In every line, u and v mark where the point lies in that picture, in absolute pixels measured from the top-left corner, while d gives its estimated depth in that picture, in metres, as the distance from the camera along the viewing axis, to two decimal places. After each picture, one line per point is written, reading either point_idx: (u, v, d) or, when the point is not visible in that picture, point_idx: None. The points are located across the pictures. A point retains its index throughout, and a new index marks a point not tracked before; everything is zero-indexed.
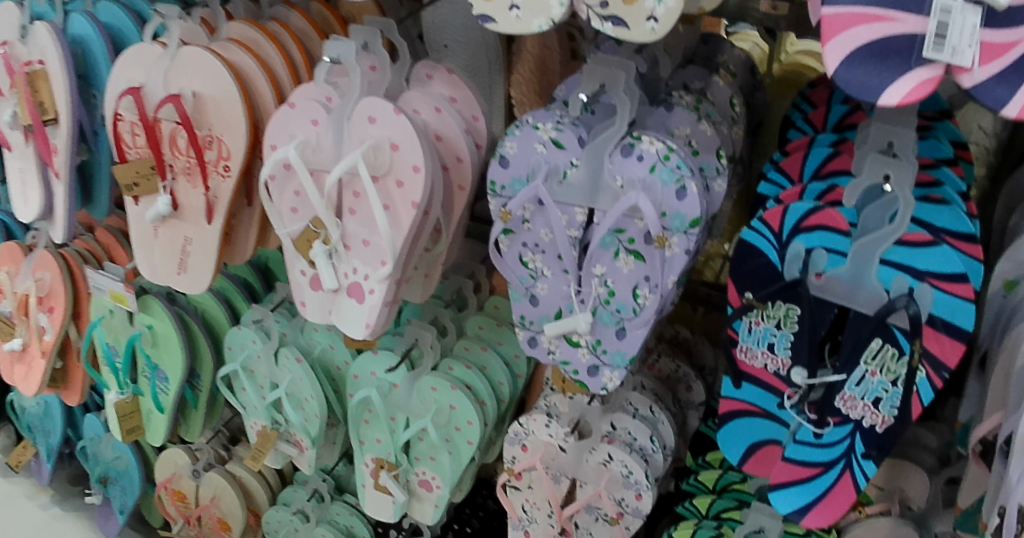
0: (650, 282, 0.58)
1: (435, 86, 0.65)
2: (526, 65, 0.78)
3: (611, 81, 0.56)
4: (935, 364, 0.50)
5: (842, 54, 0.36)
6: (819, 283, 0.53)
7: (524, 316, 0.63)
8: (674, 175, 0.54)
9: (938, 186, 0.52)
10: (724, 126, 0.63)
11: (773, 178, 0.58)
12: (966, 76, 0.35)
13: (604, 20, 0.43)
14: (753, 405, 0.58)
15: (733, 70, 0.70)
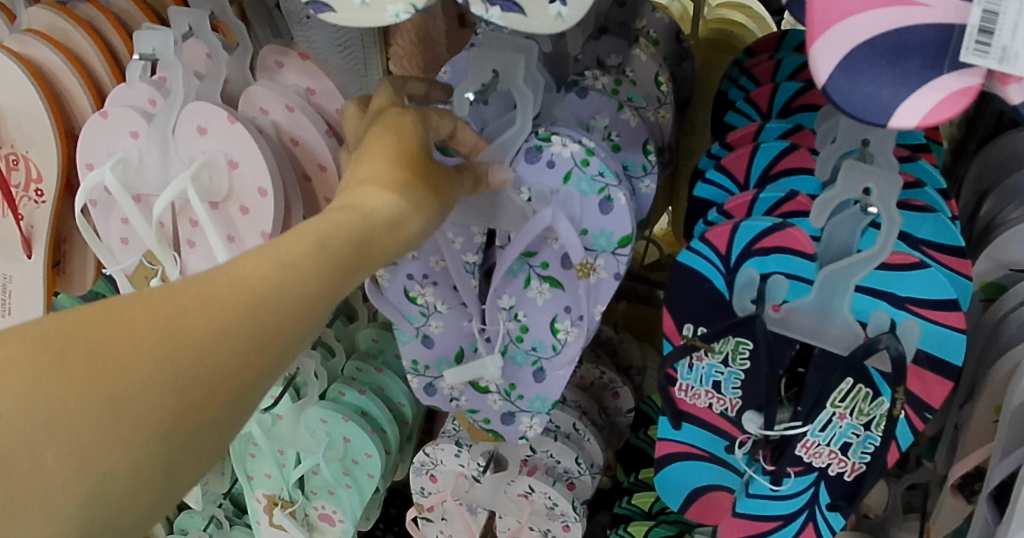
0: (574, 313, 0.48)
1: (288, 77, 0.51)
2: (406, 37, 0.64)
3: (507, 67, 0.44)
4: (916, 405, 0.44)
5: (845, 51, 0.28)
6: (777, 316, 0.44)
7: (418, 363, 0.52)
8: (596, 185, 0.44)
9: (920, 188, 0.45)
10: (649, 113, 0.51)
11: (714, 179, 0.49)
12: (1016, 87, 0.27)
13: (489, 3, 0.30)
14: (697, 449, 0.50)
15: (655, 36, 0.59)
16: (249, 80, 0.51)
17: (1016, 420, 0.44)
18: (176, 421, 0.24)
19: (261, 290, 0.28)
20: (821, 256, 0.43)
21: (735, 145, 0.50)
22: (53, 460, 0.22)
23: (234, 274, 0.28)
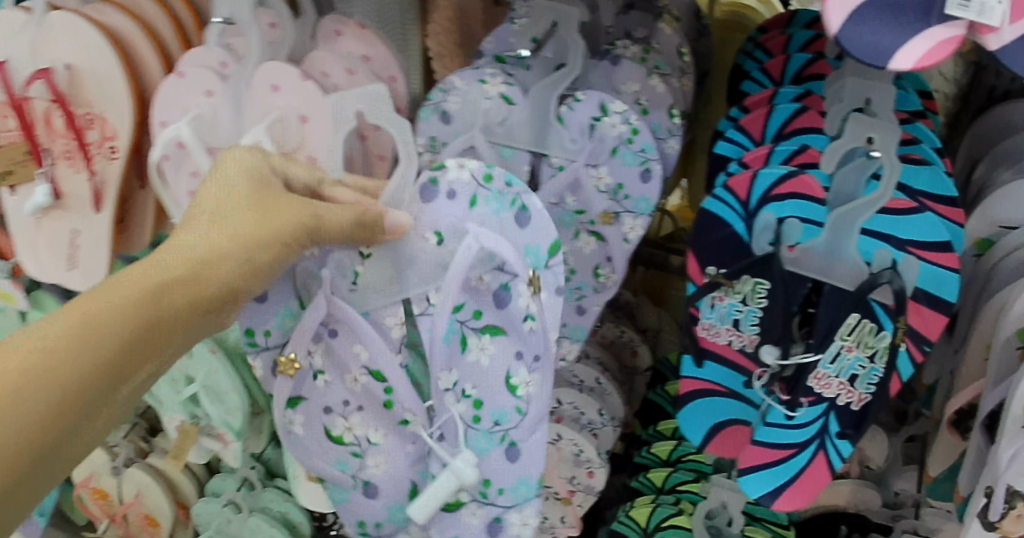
0: (524, 360, 0.50)
1: (345, 44, 0.55)
2: (444, 12, 0.67)
3: (561, 18, 0.54)
4: (915, 338, 0.50)
5: (852, 9, 0.34)
6: (792, 256, 0.51)
7: (380, 523, 0.57)
8: (508, 198, 0.49)
9: (917, 144, 0.50)
10: (674, 80, 0.57)
11: (733, 138, 0.55)
12: (993, 36, 0.33)
13: None
14: (718, 386, 0.56)
15: (676, 14, 0.63)
16: (309, 46, 0.57)
17: (1005, 354, 0.49)
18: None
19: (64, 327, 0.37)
20: (830, 202, 0.50)
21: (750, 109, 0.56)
22: None
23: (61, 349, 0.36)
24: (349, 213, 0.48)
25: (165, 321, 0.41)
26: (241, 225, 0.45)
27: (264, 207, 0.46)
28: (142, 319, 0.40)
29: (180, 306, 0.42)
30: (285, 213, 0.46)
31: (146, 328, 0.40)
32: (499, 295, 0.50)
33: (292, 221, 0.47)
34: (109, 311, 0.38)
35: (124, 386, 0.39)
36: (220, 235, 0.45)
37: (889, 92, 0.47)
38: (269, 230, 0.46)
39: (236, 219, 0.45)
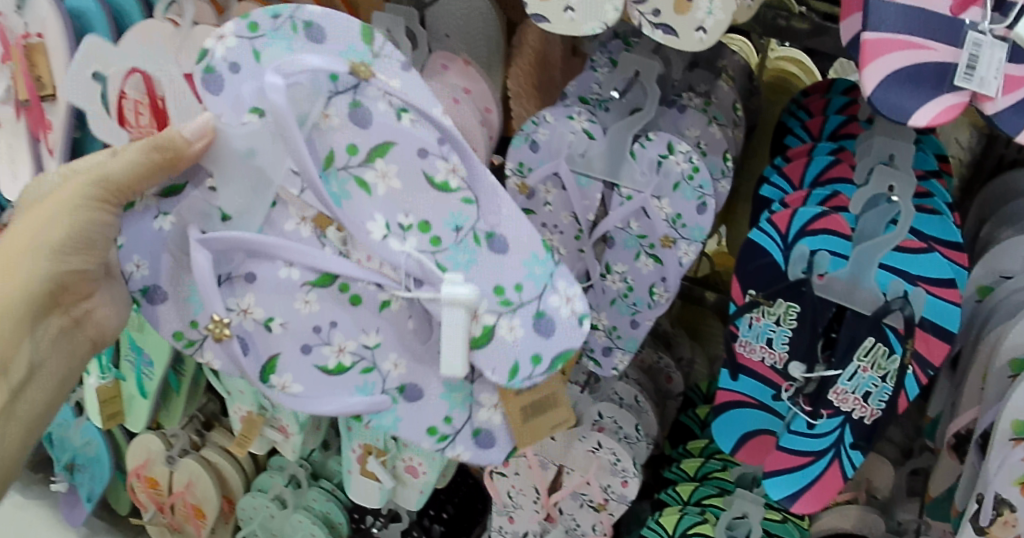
0: (433, 149, 0.58)
1: (450, 76, 0.72)
2: (526, 58, 0.79)
3: (645, 69, 0.75)
4: (921, 362, 0.58)
5: (883, 77, 0.49)
6: (821, 283, 0.61)
7: (448, 416, 0.62)
8: (286, 28, 0.54)
9: (930, 198, 0.61)
10: (729, 125, 0.79)
11: (778, 182, 0.68)
12: (988, 103, 0.48)
13: (657, 27, 0.62)
14: (749, 397, 0.64)
15: (733, 71, 0.84)
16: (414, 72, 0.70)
17: (998, 381, 0.56)
18: None
19: None
20: (855, 239, 0.60)
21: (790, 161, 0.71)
22: None
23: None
24: (131, 167, 0.54)
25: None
26: (25, 240, 0.55)
27: (30, 208, 0.56)
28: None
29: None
30: (64, 214, 0.55)
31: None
32: (356, 115, 0.57)
33: (75, 222, 0.55)
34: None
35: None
36: (0, 258, 0.55)
37: (908, 151, 0.62)
38: (70, 224, 0.55)
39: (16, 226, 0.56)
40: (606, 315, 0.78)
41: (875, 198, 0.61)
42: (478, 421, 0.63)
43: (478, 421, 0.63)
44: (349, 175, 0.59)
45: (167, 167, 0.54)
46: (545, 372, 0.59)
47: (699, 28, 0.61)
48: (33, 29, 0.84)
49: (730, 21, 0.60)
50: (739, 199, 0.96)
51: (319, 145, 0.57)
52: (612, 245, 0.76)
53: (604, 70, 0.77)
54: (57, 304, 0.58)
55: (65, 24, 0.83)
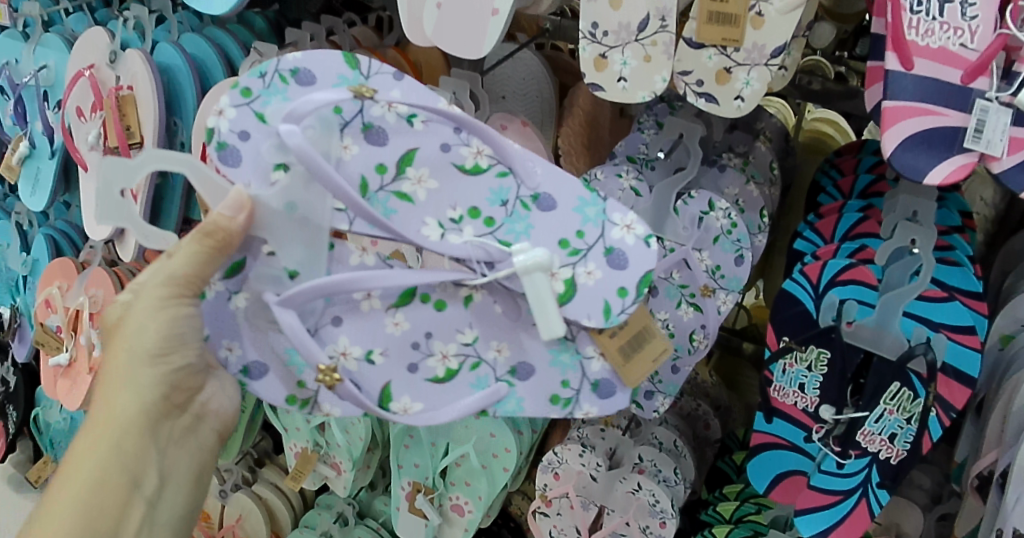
0: (454, 140, 0.65)
1: (508, 135, 0.82)
2: (577, 119, 0.93)
3: (689, 133, 0.89)
4: (944, 405, 0.70)
5: (897, 142, 0.69)
6: (850, 330, 0.74)
7: (563, 380, 0.67)
8: (276, 81, 0.61)
9: (951, 251, 0.74)
10: (764, 186, 0.91)
11: (812, 235, 0.82)
12: (994, 162, 0.68)
13: (702, 96, 0.79)
14: (785, 441, 0.77)
15: (770, 134, 0.97)
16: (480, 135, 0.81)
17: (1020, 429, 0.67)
18: None
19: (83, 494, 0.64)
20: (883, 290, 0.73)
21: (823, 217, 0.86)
22: None
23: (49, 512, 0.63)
24: (193, 258, 0.60)
25: (122, 453, 0.65)
26: (125, 350, 0.65)
27: (115, 333, 0.65)
28: (95, 479, 0.64)
29: (124, 437, 0.65)
30: (151, 321, 0.63)
31: (112, 463, 0.65)
32: (372, 137, 0.63)
33: (163, 321, 0.63)
34: (87, 461, 0.65)
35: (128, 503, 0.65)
36: (114, 373, 0.65)
37: (929, 209, 0.75)
38: (164, 325, 0.63)
39: (115, 349, 0.66)
40: None
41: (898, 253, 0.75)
42: (593, 374, 0.67)
43: (596, 372, 0.67)
44: (389, 192, 0.64)
45: (216, 251, 0.60)
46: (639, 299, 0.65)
47: (737, 97, 0.78)
48: (126, 83, 1.02)
49: (763, 91, 0.77)
50: (775, 251, 1.02)
51: (354, 171, 0.63)
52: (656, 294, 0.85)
53: (649, 133, 0.91)
54: (173, 406, 0.68)
55: (152, 77, 1.00)
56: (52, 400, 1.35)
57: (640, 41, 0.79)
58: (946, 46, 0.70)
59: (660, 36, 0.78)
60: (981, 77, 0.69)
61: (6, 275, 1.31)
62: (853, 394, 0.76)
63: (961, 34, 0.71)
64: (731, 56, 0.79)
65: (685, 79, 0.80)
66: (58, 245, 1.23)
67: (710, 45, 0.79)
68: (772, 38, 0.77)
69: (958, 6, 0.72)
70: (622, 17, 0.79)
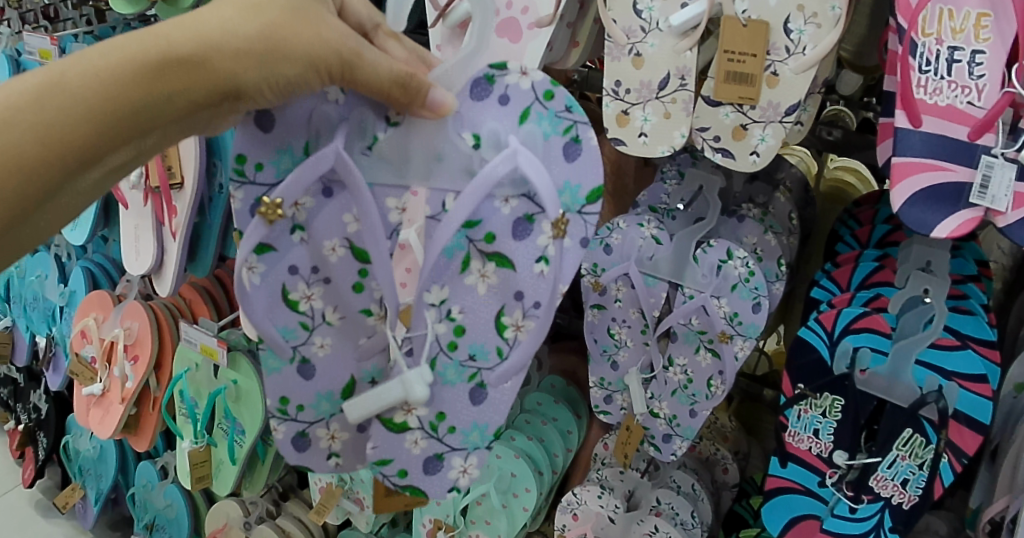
0: (524, 303, 0.63)
1: None
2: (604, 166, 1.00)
3: (708, 184, 0.93)
4: (955, 450, 0.78)
5: (903, 198, 0.73)
6: (864, 378, 0.83)
7: (302, 404, 0.66)
8: (564, 123, 0.60)
9: (965, 299, 0.82)
10: (783, 236, 0.94)
11: (827, 285, 0.92)
12: (1002, 217, 0.71)
13: (718, 151, 0.84)
14: (797, 483, 0.86)
15: (790, 184, 1.01)
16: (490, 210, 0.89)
17: None
18: (44, 186, 0.54)
19: (95, 112, 0.54)
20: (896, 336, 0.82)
21: (840, 265, 0.95)
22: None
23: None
24: (376, 81, 0.56)
25: (142, 119, 0.55)
26: (241, 31, 0.54)
27: (254, 13, 0.54)
28: (130, 109, 0.55)
29: (176, 94, 0.55)
30: (298, 47, 0.55)
31: (120, 124, 0.55)
32: (519, 226, 0.62)
33: (307, 59, 0.55)
34: (66, 98, 0.53)
35: (100, 164, 0.57)
36: (188, 37, 0.54)
37: (943, 258, 0.84)
38: (294, 72, 0.55)
39: (223, 12, 0.55)
40: (667, 403, 0.94)
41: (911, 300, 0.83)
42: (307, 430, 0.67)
43: (309, 432, 0.67)
44: (469, 248, 0.64)
45: (391, 102, 0.58)
46: (398, 486, 0.65)
47: (753, 153, 0.83)
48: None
49: (777, 147, 0.82)
50: (794, 299, 1.06)
51: (483, 211, 0.62)
52: (675, 339, 0.93)
53: (672, 183, 0.95)
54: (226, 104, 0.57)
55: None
56: (82, 429, 1.39)
57: (660, 98, 0.84)
58: (954, 104, 0.74)
59: (679, 94, 0.83)
60: (987, 133, 0.72)
61: (44, 306, 1.35)
62: (866, 440, 0.84)
63: (968, 92, 0.74)
64: (747, 114, 0.83)
65: (702, 134, 0.85)
66: (96, 279, 1.27)
67: (727, 103, 0.84)
68: (787, 97, 0.81)
69: (967, 65, 0.74)
70: (644, 75, 0.84)
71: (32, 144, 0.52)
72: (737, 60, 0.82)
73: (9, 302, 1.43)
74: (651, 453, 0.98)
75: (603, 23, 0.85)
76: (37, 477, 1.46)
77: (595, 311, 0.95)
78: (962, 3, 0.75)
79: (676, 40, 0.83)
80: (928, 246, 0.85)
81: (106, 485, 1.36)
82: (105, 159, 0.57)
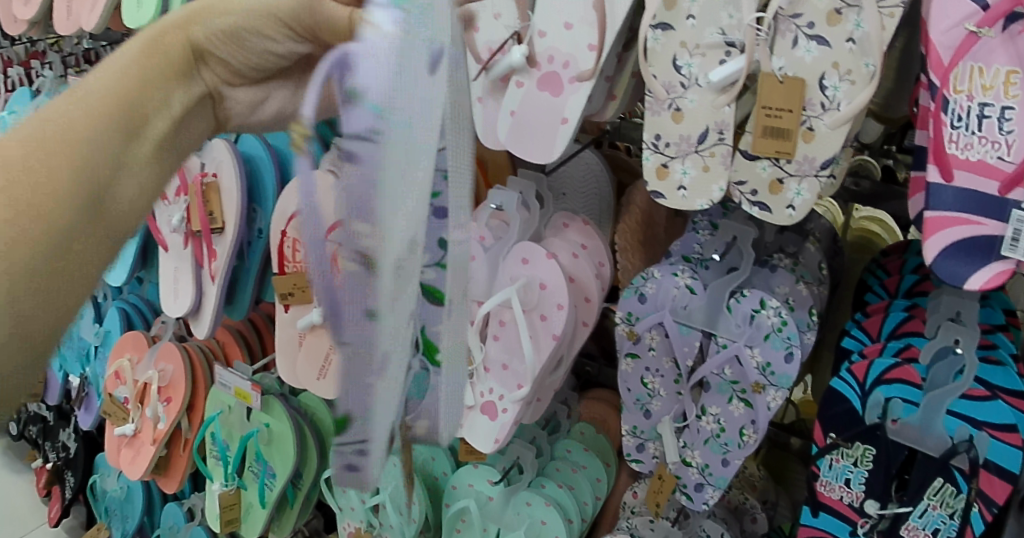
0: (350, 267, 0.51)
1: (570, 233, 0.95)
2: (633, 216, 0.99)
3: (742, 235, 0.94)
4: (986, 500, 0.77)
5: (935, 249, 0.74)
6: (895, 428, 0.83)
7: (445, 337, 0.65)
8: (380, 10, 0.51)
9: (994, 348, 0.83)
10: (815, 285, 0.95)
11: (858, 335, 0.93)
12: None
13: (755, 205, 0.85)
14: (828, 532, 0.86)
15: (819, 235, 1.02)
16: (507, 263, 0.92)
17: None
18: (107, 163, 0.57)
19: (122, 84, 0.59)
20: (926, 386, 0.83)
21: (870, 314, 0.95)
22: (57, 160, 0.54)
23: (52, 122, 0.55)
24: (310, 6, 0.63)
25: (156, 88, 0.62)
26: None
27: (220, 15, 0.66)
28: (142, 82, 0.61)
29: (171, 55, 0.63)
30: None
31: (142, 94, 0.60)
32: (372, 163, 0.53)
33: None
34: (89, 90, 0.58)
35: (146, 138, 0.61)
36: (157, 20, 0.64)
37: (972, 308, 0.84)
38: (250, 18, 0.65)
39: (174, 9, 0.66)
40: (700, 451, 0.93)
41: (939, 351, 0.84)
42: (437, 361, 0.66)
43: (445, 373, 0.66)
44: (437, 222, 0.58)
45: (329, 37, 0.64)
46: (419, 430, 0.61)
47: (789, 206, 0.84)
48: (210, 170, 1.02)
49: (813, 201, 0.83)
50: (823, 348, 1.06)
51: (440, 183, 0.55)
52: (709, 388, 0.92)
53: (705, 234, 0.96)
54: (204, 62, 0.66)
55: (238, 166, 1.00)
56: (109, 469, 1.38)
57: (699, 152, 0.85)
58: (985, 158, 0.75)
59: (718, 148, 0.84)
60: (1017, 187, 0.73)
61: (78, 345, 1.36)
62: (897, 489, 0.83)
63: (998, 147, 0.75)
64: (783, 167, 0.84)
65: (738, 187, 0.86)
66: (130, 318, 1.29)
67: (764, 157, 0.85)
68: (823, 151, 0.82)
69: (997, 120, 0.75)
70: (683, 129, 0.85)
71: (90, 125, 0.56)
72: (775, 115, 0.83)
73: None
74: (682, 502, 0.97)
75: (643, 79, 0.87)
76: (62, 517, 1.46)
77: (629, 361, 0.96)
78: (992, 60, 0.76)
79: (714, 96, 0.84)
80: (957, 297, 0.86)
81: (131, 526, 1.35)
82: (146, 137, 0.61)
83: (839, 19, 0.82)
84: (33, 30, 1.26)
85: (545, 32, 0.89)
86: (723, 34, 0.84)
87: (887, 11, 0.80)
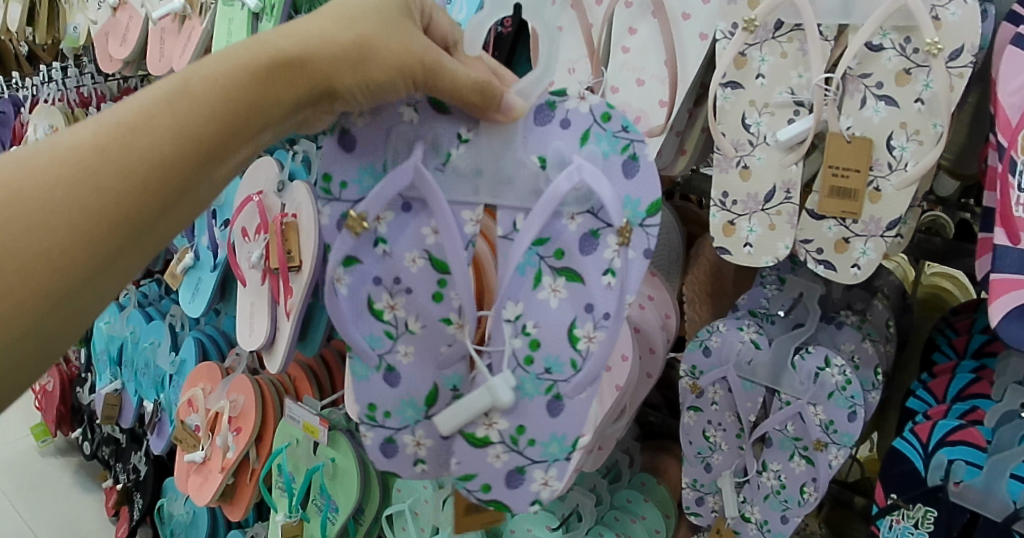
0: (595, 314, 0.67)
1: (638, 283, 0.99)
2: (702, 268, 1.03)
3: (808, 291, 0.94)
4: None
5: (1000, 311, 0.72)
6: (957, 490, 0.80)
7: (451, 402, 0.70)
8: (616, 142, 0.66)
9: None
10: (881, 343, 0.94)
11: (924, 395, 0.92)
12: None
13: (820, 264, 0.86)
14: None
15: (888, 291, 1.02)
16: None
17: None
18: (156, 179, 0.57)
19: (246, 105, 0.60)
20: (990, 448, 0.81)
21: (936, 375, 0.94)
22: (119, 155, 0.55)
23: (126, 142, 0.55)
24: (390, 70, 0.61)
25: (265, 105, 0.61)
26: (333, 40, 0.61)
27: (344, 27, 0.61)
28: (251, 100, 0.60)
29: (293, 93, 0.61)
30: (382, 55, 0.61)
31: (246, 89, 0.60)
32: (587, 242, 0.67)
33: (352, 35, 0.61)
34: (194, 103, 0.58)
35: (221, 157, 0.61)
36: (288, 42, 0.60)
37: None
38: (381, 75, 0.61)
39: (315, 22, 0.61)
40: (760, 507, 0.93)
41: (1003, 415, 0.82)
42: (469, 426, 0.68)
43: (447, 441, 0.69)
44: (540, 264, 0.68)
45: (471, 106, 0.63)
46: (483, 500, 0.69)
47: (854, 265, 0.84)
48: (291, 211, 1.09)
49: (879, 261, 0.83)
50: (888, 407, 1.06)
51: (552, 228, 0.67)
52: (771, 444, 0.92)
53: (772, 289, 0.97)
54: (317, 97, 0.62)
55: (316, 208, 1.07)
56: (177, 495, 1.51)
57: (766, 210, 0.87)
58: None
59: (784, 207, 0.86)
60: None
61: (154, 373, 1.52)
62: None
63: None
64: (850, 227, 0.85)
65: (804, 245, 0.86)
66: (207, 349, 1.42)
67: (830, 217, 0.85)
68: (889, 212, 0.82)
69: None
70: (750, 188, 0.87)
71: (171, 144, 0.57)
72: (841, 175, 0.83)
73: (121, 365, 1.61)
74: None
75: (712, 136, 0.89)
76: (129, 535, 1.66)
77: (691, 414, 0.97)
78: None
79: (783, 154, 0.86)
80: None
81: None
82: (230, 156, 0.62)
83: (909, 80, 0.81)
84: (127, 68, 1.35)
85: (618, 88, 0.93)
86: (792, 94, 0.85)
87: (957, 71, 0.77)
